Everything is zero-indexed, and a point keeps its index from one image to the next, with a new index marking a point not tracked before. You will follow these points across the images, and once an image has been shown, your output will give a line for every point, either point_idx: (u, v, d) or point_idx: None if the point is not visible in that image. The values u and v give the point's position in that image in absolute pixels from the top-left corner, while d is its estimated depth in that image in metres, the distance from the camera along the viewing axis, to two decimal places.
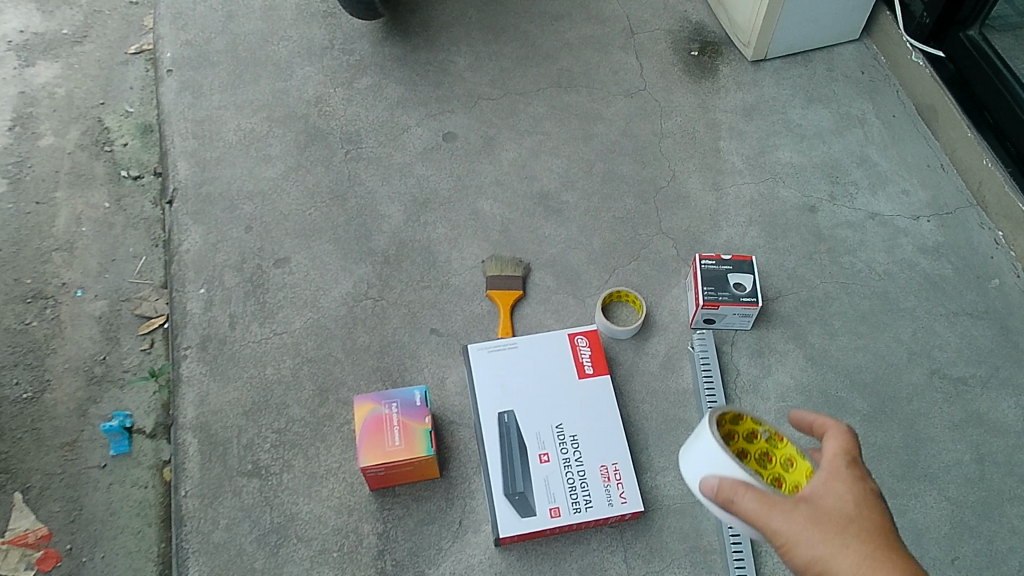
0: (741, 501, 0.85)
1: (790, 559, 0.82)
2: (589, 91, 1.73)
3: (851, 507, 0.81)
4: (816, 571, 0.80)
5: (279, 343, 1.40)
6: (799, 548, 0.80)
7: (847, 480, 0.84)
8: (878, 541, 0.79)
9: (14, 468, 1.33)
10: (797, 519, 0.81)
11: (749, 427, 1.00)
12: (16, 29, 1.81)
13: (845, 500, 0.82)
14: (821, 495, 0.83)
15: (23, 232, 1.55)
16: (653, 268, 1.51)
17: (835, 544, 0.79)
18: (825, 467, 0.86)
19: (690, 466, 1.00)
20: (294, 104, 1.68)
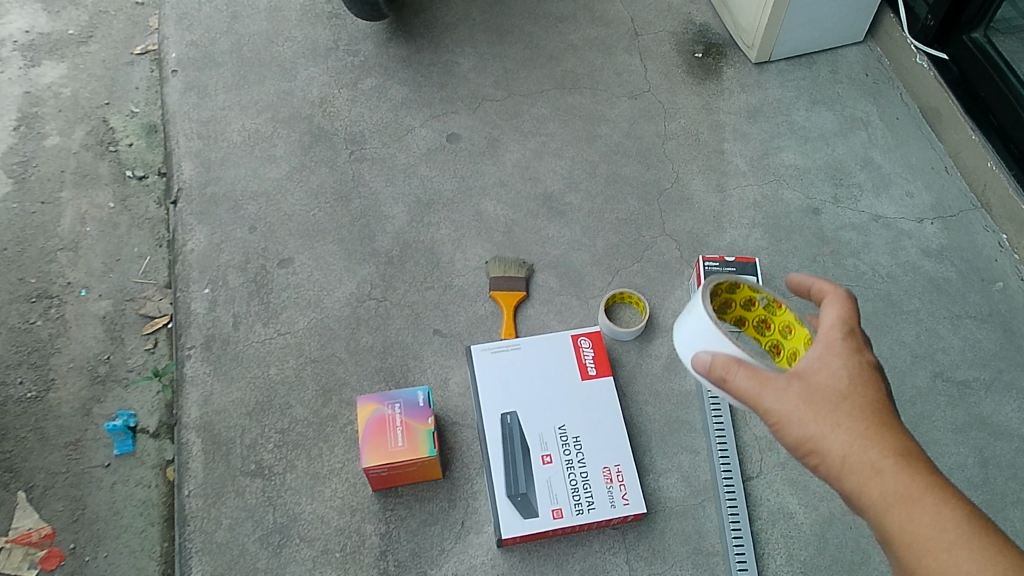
0: (736, 378, 0.90)
1: (782, 436, 0.88)
2: (593, 93, 1.73)
3: (844, 384, 0.86)
4: (807, 448, 0.86)
5: (283, 343, 1.40)
6: (790, 427, 0.86)
7: (842, 355, 0.88)
8: (869, 418, 0.83)
9: (17, 467, 1.33)
10: (789, 398, 0.87)
11: (745, 294, 1.13)
12: (22, 29, 1.81)
13: (838, 377, 0.86)
14: (815, 371, 0.88)
15: (28, 231, 1.55)
16: (657, 269, 1.51)
17: (826, 423, 0.84)
18: (822, 340, 0.90)
19: (683, 338, 1.08)
20: (299, 104, 1.68)
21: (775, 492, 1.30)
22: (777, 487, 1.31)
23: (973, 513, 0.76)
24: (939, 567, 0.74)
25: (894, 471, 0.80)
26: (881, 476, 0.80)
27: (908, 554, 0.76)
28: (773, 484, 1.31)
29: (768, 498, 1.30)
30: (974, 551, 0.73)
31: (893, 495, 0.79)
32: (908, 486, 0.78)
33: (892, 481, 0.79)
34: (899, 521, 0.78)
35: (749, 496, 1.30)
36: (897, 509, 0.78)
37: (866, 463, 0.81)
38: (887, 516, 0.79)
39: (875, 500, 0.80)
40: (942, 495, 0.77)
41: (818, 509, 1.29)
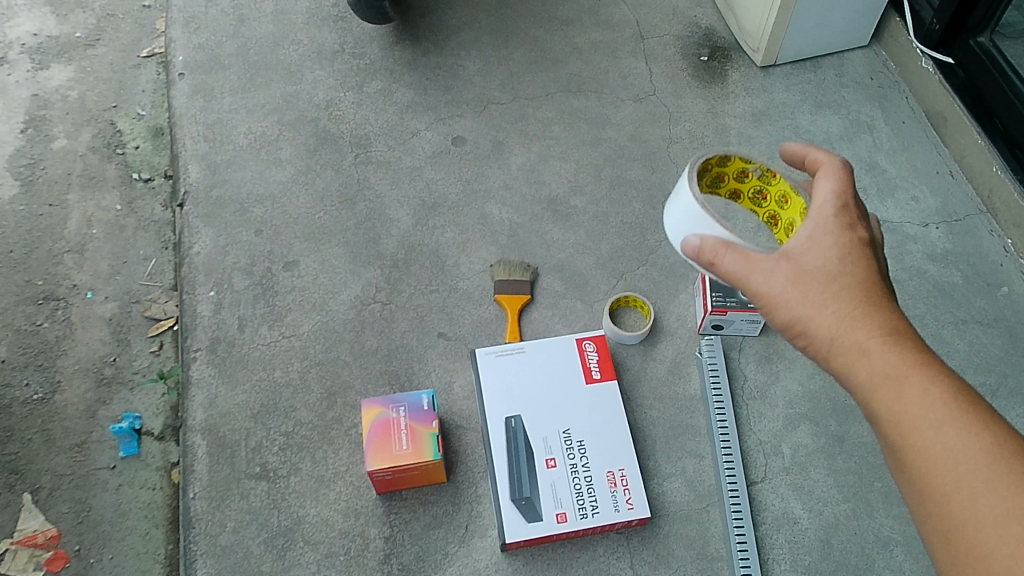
0: (724, 262, 0.91)
1: (772, 318, 0.89)
2: (598, 96, 1.73)
3: (833, 264, 0.85)
4: (795, 330, 0.86)
5: (288, 346, 1.40)
6: (778, 309, 0.87)
7: (833, 233, 0.87)
8: (857, 298, 0.83)
9: (23, 468, 1.33)
10: (776, 279, 0.87)
11: (740, 167, 1.14)
12: (29, 32, 1.82)
13: (829, 256, 0.86)
14: (805, 251, 0.87)
15: (35, 233, 1.56)
16: (661, 273, 1.51)
17: (814, 304, 0.84)
18: (813, 217, 0.89)
19: (671, 225, 1.07)
20: (305, 107, 1.69)
21: (779, 496, 1.30)
22: (781, 492, 1.31)
23: (962, 390, 0.74)
24: (925, 447, 0.73)
25: (881, 350, 0.79)
26: (868, 355, 0.79)
27: (895, 433, 0.76)
28: (777, 488, 1.31)
29: (773, 503, 1.29)
30: (962, 429, 0.72)
31: (880, 374, 0.78)
32: (894, 364, 0.77)
33: (880, 360, 0.78)
34: (886, 400, 0.77)
35: (754, 501, 1.30)
36: (883, 388, 0.77)
37: (853, 342, 0.81)
38: (874, 395, 0.78)
39: (862, 380, 0.79)
40: (931, 373, 0.76)
41: (822, 514, 1.29)
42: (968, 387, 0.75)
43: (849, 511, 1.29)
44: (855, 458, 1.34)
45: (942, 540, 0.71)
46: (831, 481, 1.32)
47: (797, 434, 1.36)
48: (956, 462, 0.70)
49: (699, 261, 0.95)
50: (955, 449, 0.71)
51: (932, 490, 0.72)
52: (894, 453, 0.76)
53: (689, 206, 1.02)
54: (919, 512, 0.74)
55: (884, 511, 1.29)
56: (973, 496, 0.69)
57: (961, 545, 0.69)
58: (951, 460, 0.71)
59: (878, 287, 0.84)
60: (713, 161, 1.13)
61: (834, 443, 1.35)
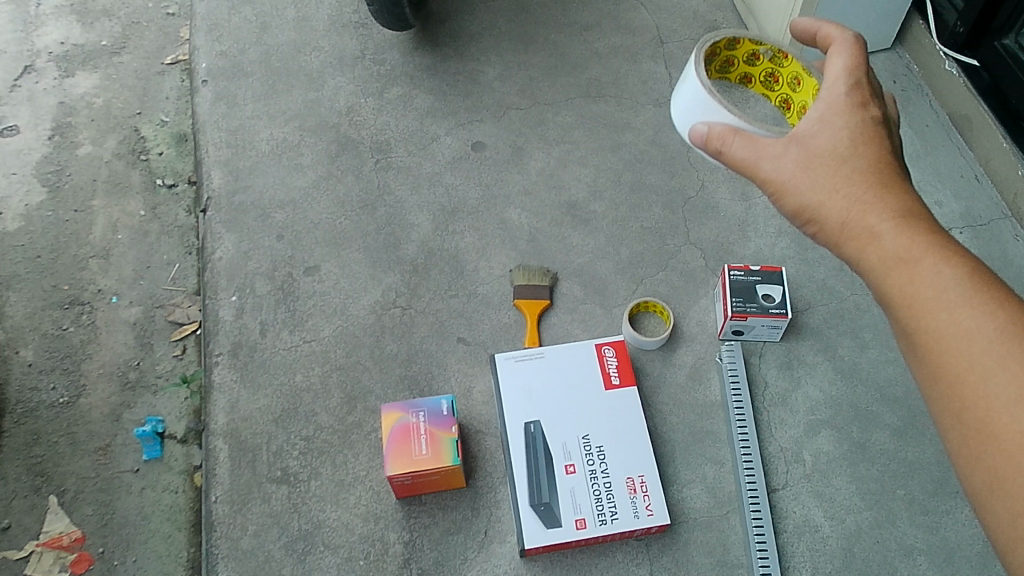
0: (734, 149, 0.96)
1: (783, 203, 0.94)
2: (618, 101, 1.73)
3: (844, 148, 0.89)
4: (807, 215, 0.91)
5: (308, 351, 1.41)
6: (789, 195, 0.92)
7: (844, 117, 0.91)
8: (868, 184, 0.87)
9: (49, 471, 1.35)
10: (786, 166, 0.92)
11: (752, 50, 1.22)
12: (56, 40, 1.85)
13: (839, 141, 0.90)
14: (817, 137, 0.91)
15: (61, 239, 1.58)
16: (681, 278, 1.51)
17: (826, 189, 0.89)
18: (825, 101, 0.93)
19: (678, 112, 1.12)
20: (326, 113, 1.70)
21: (800, 504, 1.29)
22: (802, 499, 1.29)
23: (973, 267, 0.77)
24: (935, 324, 0.75)
25: (890, 231, 0.82)
26: (878, 237, 0.83)
27: (904, 312, 0.79)
28: (798, 496, 1.29)
29: (794, 511, 1.28)
30: (969, 304, 0.74)
31: (891, 256, 0.81)
32: (903, 244, 0.81)
33: (890, 242, 0.82)
34: (896, 279, 0.80)
35: (775, 508, 1.28)
36: (893, 268, 0.81)
37: (864, 225, 0.84)
38: (884, 275, 0.82)
39: (874, 262, 0.83)
40: (942, 253, 0.79)
41: (844, 522, 1.27)
42: (979, 266, 0.78)
43: (872, 519, 1.27)
44: (877, 466, 1.32)
45: (949, 411, 0.74)
46: (853, 489, 1.30)
47: (819, 441, 1.34)
48: (967, 337, 0.73)
49: (708, 150, 1.00)
50: (962, 324, 0.74)
51: (942, 366, 0.74)
52: (903, 330, 0.79)
53: (696, 91, 1.06)
54: (928, 386, 0.77)
55: (908, 519, 1.27)
56: (980, 369, 0.71)
57: (969, 418, 0.71)
58: (957, 333, 0.74)
59: (887, 171, 0.88)
60: (724, 44, 1.20)
61: (857, 450, 1.33)
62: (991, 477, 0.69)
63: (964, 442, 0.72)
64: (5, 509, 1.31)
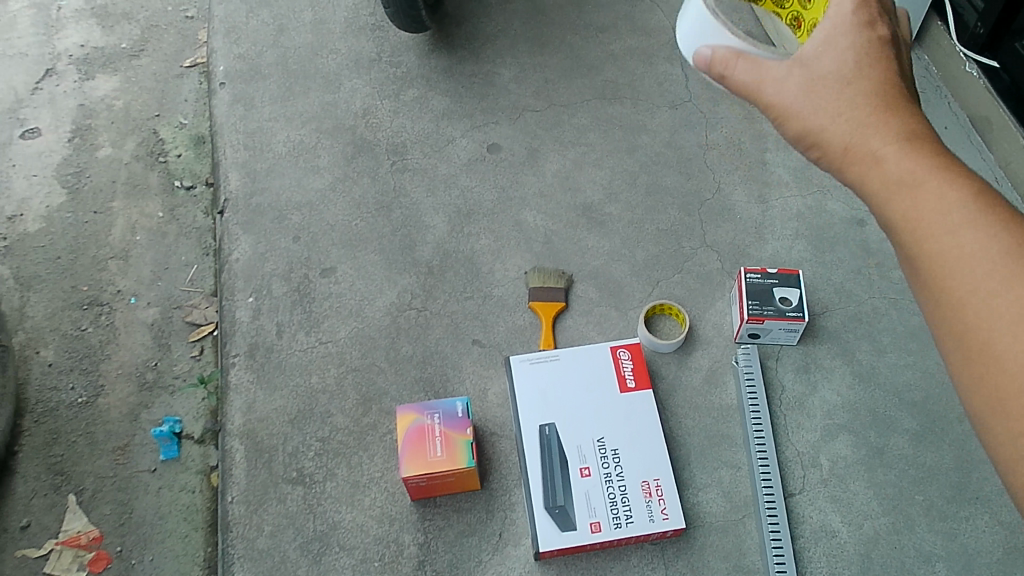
0: (736, 72, 0.90)
1: (784, 129, 0.87)
2: (634, 103, 1.72)
3: (849, 68, 0.83)
4: (809, 141, 0.85)
5: (324, 352, 1.42)
6: (791, 120, 0.86)
7: (850, 36, 0.85)
8: (872, 103, 0.81)
9: (67, 470, 1.36)
10: (789, 88, 0.85)
11: None
12: (77, 43, 1.87)
13: (844, 60, 0.84)
14: (820, 57, 0.85)
15: (81, 240, 1.60)
16: (697, 280, 1.50)
17: (828, 111, 0.82)
18: (831, 19, 0.86)
19: (681, 37, 1.03)
20: (342, 116, 1.70)
21: (817, 509, 1.28)
22: (819, 504, 1.28)
23: (981, 189, 0.71)
24: (941, 249, 0.70)
25: (896, 154, 0.76)
26: (881, 161, 0.77)
27: (908, 238, 0.73)
28: (815, 500, 1.28)
29: (811, 516, 1.27)
30: (979, 230, 0.69)
31: (895, 179, 0.75)
32: (909, 167, 0.75)
33: (894, 166, 0.76)
34: (899, 205, 0.74)
35: (792, 513, 1.27)
36: (897, 193, 0.75)
37: (867, 149, 0.78)
38: (887, 200, 0.76)
39: (877, 188, 0.77)
40: (948, 174, 0.73)
41: (862, 528, 1.26)
42: (988, 187, 0.72)
43: (890, 525, 1.26)
44: (895, 471, 1.31)
45: (955, 341, 0.69)
46: (871, 494, 1.29)
47: (836, 446, 1.33)
48: (973, 261, 0.68)
49: (710, 75, 0.93)
50: (973, 251, 0.68)
51: (947, 293, 0.69)
52: (907, 258, 0.74)
53: (700, 13, 0.98)
54: (934, 316, 0.72)
55: (927, 525, 1.26)
56: (990, 296, 0.66)
57: (976, 347, 0.67)
58: (966, 260, 0.68)
59: (893, 91, 0.82)
60: None
61: (874, 455, 1.32)
62: (996, 407, 0.65)
63: (967, 371, 0.68)
64: (25, 508, 1.33)
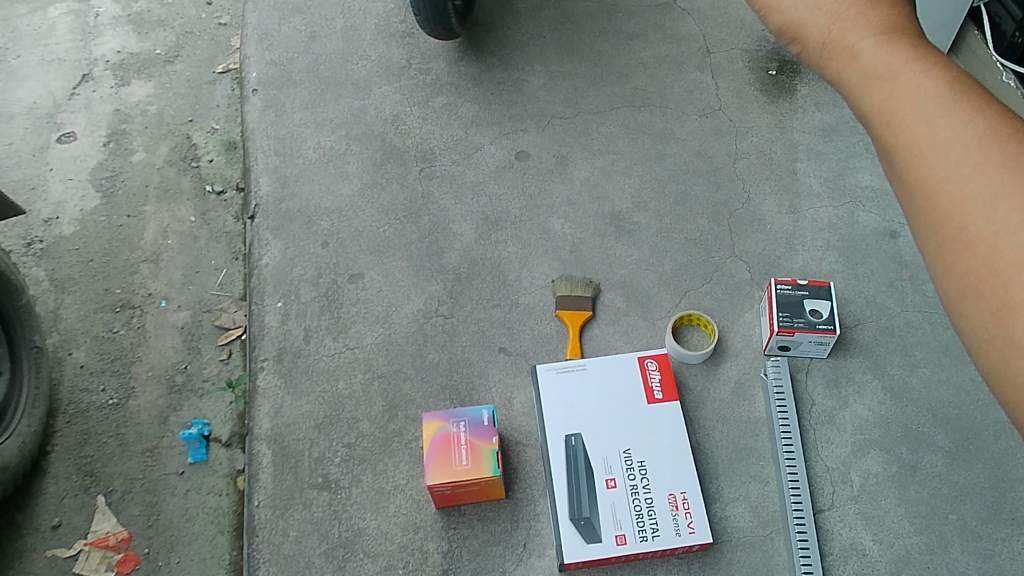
0: None
1: (769, 23, 0.83)
2: (663, 110, 1.71)
3: None
4: (789, 36, 0.81)
5: (351, 358, 1.42)
6: (775, 13, 0.82)
7: None
8: None
9: (97, 471, 1.37)
10: None
11: None
12: (113, 49, 1.90)
13: None
14: None
15: (114, 243, 1.62)
16: (726, 291, 1.48)
17: (809, 5, 0.79)
18: None
19: None
20: (371, 122, 1.71)
21: (847, 526, 1.25)
22: (850, 521, 1.25)
23: (957, 77, 0.66)
24: (916, 139, 0.65)
25: (872, 46, 0.72)
26: (857, 54, 0.72)
27: (885, 135, 0.69)
28: (845, 517, 1.25)
29: (841, 533, 1.24)
30: (954, 116, 0.64)
31: (871, 71, 0.71)
32: (885, 58, 0.70)
33: (870, 58, 0.71)
34: (876, 98, 0.69)
35: (821, 530, 1.24)
36: (871, 86, 0.70)
37: (844, 43, 0.74)
38: (864, 95, 0.71)
39: (854, 82, 0.72)
40: (924, 64, 0.68)
41: (893, 546, 1.23)
42: (967, 76, 0.67)
43: (923, 544, 1.23)
44: (928, 489, 1.27)
45: (933, 234, 0.63)
46: (903, 512, 1.26)
47: (867, 462, 1.30)
48: (946, 148, 0.63)
49: None
50: (947, 136, 0.63)
51: (924, 183, 0.64)
52: (884, 153, 0.69)
53: None
54: (910, 211, 0.66)
55: (960, 546, 1.23)
56: (963, 182, 0.61)
57: (950, 236, 0.62)
58: (941, 147, 0.63)
59: None
60: None
61: (906, 472, 1.29)
62: (972, 294, 0.59)
63: (943, 263, 0.62)
64: (56, 507, 1.34)
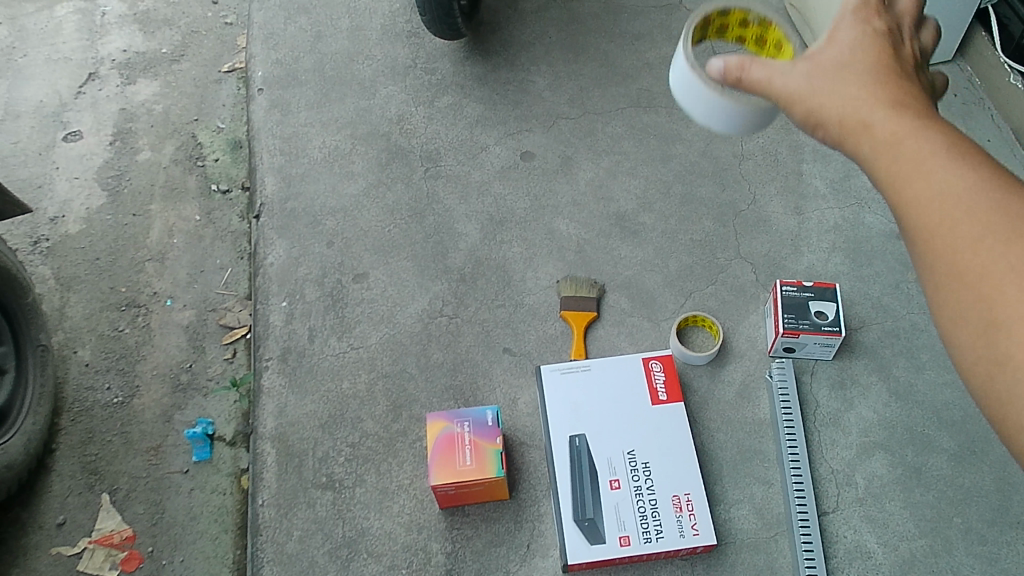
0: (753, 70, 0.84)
1: (791, 113, 0.84)
2: (669, 111, 1.71)
3: (852, 48, 0.81)
4: (812, 117, 0.82)
5: (356, 358, 1.42)
6: (798, 96, 0.82)
7: (852, 25, 0.83)
8: (871, 75, 0.78)
9: (102, 470, 1.37)
10: (799, 72, 0.82)
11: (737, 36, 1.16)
12: (119, 48, 1.90)
13: (848, 42, 0.82)
14: (824, 47, 0.83)
15: (120, 241, 1.62)
16: (731, 292, 1.47)
17: (830, 83, 0.80)
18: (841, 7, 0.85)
19: (680, 94, 1.06)
20: (376, 122, 1.71)
21: (852, 529, 1.24)
22: (854, 523, 1.25)
23: (966, 145, 0.70)
24: (921, 201, 0.69)
25: (885, 119, 0.75)
26: (869, 126, 0.75)
27: (893, 201, 0.73)
28: (850, 520, 1.25)
29: (845, 536, 1.24)
30: (961, 176, 0.68)
31: (885, 142, 0.73)
32: (895, 128, 0.74)
33: (882, 129, 0.74)
34: (886, 166, 0.73)
35: (825, 533, 1.24)
36: (883, 153, 0.73)
37: (858, 118, 0.77)
38: (876, 161, 0.74)
39: (865, 154, 0.76)
40: (935, 133, 0.72)
41: (898, 549, 1.22)
42: (977, 146, 0.71)
43: (928, 547, 1.22)
44: (933, 491, 1.27)
45: (949, 288, 0.66)
46: (908, 515, 1.25)
47: (872, 464, 1.30)
48: (952, 208, 0.67)
49: (724, 81, 0.86)
50: (955, 198, 0.67)
51: (936, 248, 0.67)
52: (898, 218, 0.72)
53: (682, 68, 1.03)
54: (925, 274, 0.69)
55: (966, 549, 1.22)
56: (974, 244, 0.65)
57: (966, 293, 0.65)
58: (953, 207, 0.67)
59: (896, 65, 0.80)
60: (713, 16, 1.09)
61: (912, 475, 1.29)
62: (988, 355, 0.63)
63: (960, 321, 0.65)
64: (61, 505, 1.34)
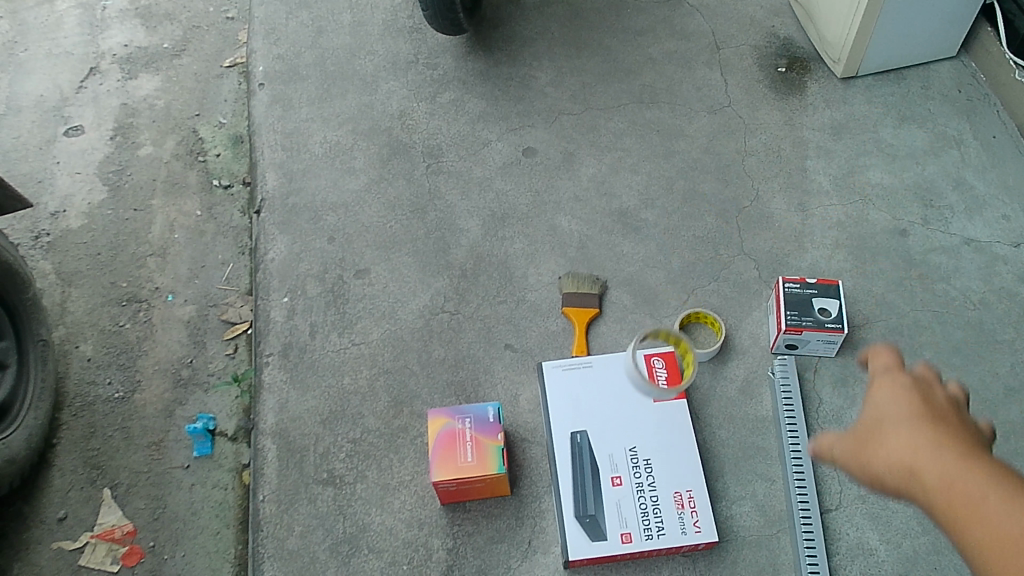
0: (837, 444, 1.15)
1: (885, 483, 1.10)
2: (672, 107, 1.70)
3: (912, 412, 1.09)
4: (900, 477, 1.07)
5: (357, 353, 1.42)
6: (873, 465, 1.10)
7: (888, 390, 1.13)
8: (924, 427, 1.05)
9: (103, 464, 1.37)
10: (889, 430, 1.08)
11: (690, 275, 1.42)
12: (120, 43, 1.90)
13: (899, 417, 1.07)
14: (884, 424, 1.10)
15: (121, 236, 1.62)
16: (734, 289, 1.47)
17: (906, 444, 1.05)
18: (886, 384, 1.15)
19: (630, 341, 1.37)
20: (378, 117, 1.71)
21: (854, 526, 1.24)
22: (856, 521, 1.24)
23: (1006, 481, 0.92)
24: (989, 540, 0.87)
25: (936, 456, 0.99)
26: (920, 472, 0.99)
27: (941, 505, 0.97)
28: (852, 517, 1.25)
29: (848, 533, 1.23)
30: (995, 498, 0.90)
31: (940, 480, 0.98)
32: (950, 468, 0.97)
33: (935, 477, 0.99)
34: (946, 504, 0.95)
35: (827, 530, 1.24)
36: (947, 489, 0.96)
37: (910, 465, 1.02)
38: (941, 501, 0.97)
39: (928, 481, 0.99)
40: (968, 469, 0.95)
41: (900, 547, 1.22)
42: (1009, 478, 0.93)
43: (930, 545, 1.22)
44: None
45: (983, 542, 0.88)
46: (910, 512, 1.25)
47: None
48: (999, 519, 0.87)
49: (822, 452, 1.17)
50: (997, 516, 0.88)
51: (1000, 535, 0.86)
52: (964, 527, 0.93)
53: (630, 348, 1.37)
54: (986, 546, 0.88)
55: None
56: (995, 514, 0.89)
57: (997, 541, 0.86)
58: (999, 515, 0.88)
59: (954, 430, 1.02)
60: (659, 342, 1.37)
61: None
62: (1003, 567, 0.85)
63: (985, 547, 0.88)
64: (62, 500, 1.34)
